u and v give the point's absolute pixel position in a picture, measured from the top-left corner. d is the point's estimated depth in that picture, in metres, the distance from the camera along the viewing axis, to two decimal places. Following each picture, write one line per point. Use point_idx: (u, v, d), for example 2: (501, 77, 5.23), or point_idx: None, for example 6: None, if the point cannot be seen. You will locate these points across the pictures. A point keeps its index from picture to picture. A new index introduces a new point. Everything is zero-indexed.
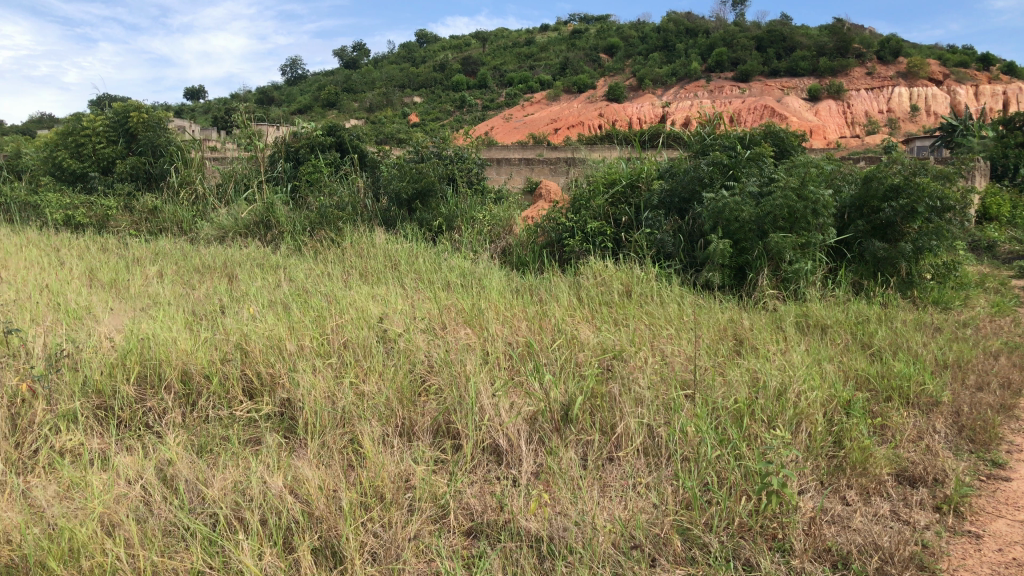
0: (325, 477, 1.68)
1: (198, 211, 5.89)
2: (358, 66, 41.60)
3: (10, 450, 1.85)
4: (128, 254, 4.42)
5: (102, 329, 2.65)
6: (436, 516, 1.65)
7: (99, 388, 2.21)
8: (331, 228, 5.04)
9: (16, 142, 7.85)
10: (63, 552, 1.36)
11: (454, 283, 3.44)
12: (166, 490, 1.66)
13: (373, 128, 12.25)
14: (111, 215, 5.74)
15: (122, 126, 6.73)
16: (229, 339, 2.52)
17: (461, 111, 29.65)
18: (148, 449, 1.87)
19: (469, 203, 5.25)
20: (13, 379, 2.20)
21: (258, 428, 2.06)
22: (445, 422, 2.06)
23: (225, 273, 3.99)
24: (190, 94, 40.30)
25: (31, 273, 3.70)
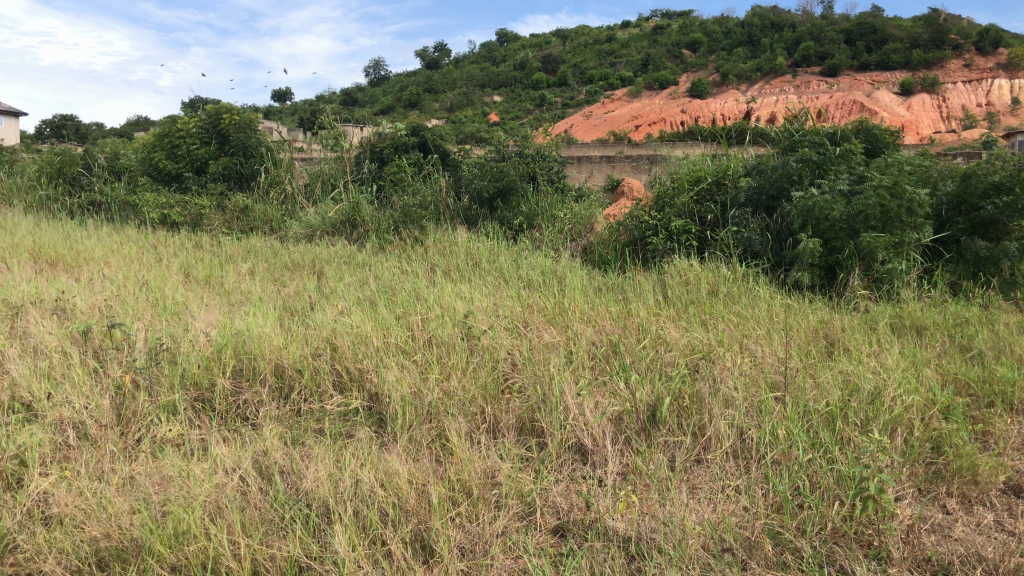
0: (415, 472, 1.71)
1: (286, 211, 6.06)
2: (440, 66, 42.06)
3: (117, 439, 1.93)
4: (222, 252, 4.57)
5: (199, 324, 2.76)
6: (523, 513, 1.65)
7: (197, 380, 2.29)
8: (414, 227, 5.11)
9: (116, 144, 8.24)
10: (170, 536, 1.42)
11: (537, 282, 3.45)
12: (262, 480, 1.71)
13: (456, 130, 12.32)
14: (205, 214, 5.93)
15: (214, 128, 7.00)
16: (319, 335, 2.58)
17: (541, 108, 29.68)
18: (244, 441, 1.93)
19: (551, 201, 5.26)
20: (117, 371, 2.30)
21: (348, 422, 2.10)
22: (529, 420, 2.06)
23: (313, 270, 4.09)
24: (276, 95, 41.44)
25: (131, 270, 3.86)
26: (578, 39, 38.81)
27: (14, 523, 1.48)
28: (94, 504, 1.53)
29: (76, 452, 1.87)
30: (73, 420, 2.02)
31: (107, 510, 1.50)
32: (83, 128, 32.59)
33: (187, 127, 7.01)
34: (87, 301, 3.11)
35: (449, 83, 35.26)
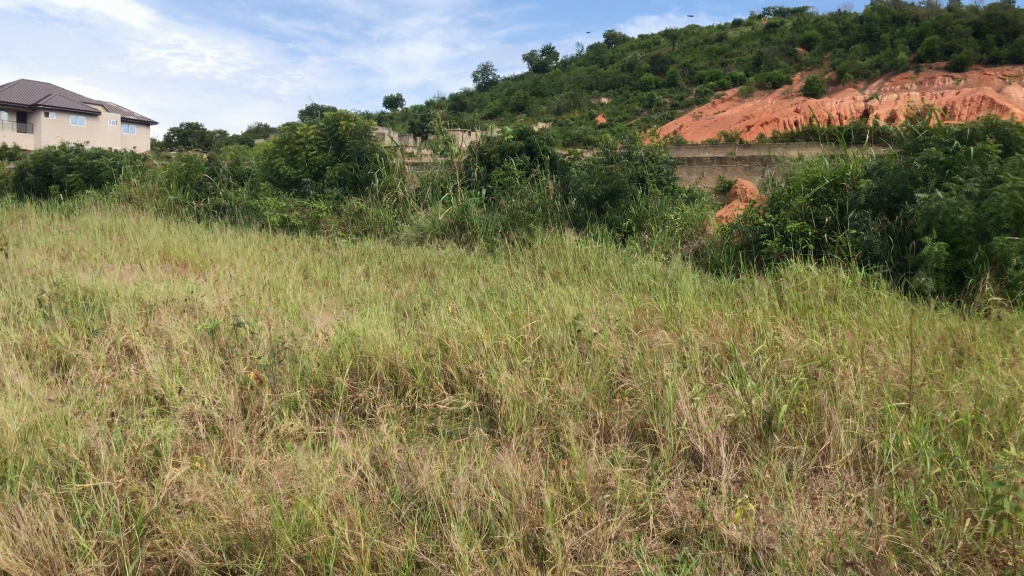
0: (528, 474, 1.72)
1: (398, 214, 6.21)
2: (546, 68, 42.22)
3: (243, 432, 2.02)
4: (338, 254, 4.72)
5: (318, 324, 2.86)
6: (636, 519, 1.64)
7: (316, 377, 2.37)
8: (523, 230, 5.14)
9: (240, 150, 8.61)
10: (296, 527, 1.47)
11: (647, 285, 3.42)
12: (380, 477, 1.76)
13: (566, 133, 12.33)
14: (322, 218, 6.15)
15: (331, 134, 7.24)
16: (432, 335, 2.63)
17: (649, 109, 29.39)
18: (361, 437, 1.99)
19: (660, 203, 5.20)
20: (243, 368, 2.41)
21: (459, 422, 2.13)
22: (642, 424, 2.05)
23: (424, 272, 4.17)
24: (388, 102, 42.57)
25: (254, 271, 4.03)
26: (687, 39, 38.16)
27: (152, 510, 1.57)
28: (223, 494, 1.60)
29: (205, 443, 1.96)
30: (203, 413, 2.11)
31: (235, 501, 1.56)
32: (208, 135, 34.23)
33: (305, 134, 7.25)
34: (213, 300, 3.27)
35: (557, 87, 35.34)
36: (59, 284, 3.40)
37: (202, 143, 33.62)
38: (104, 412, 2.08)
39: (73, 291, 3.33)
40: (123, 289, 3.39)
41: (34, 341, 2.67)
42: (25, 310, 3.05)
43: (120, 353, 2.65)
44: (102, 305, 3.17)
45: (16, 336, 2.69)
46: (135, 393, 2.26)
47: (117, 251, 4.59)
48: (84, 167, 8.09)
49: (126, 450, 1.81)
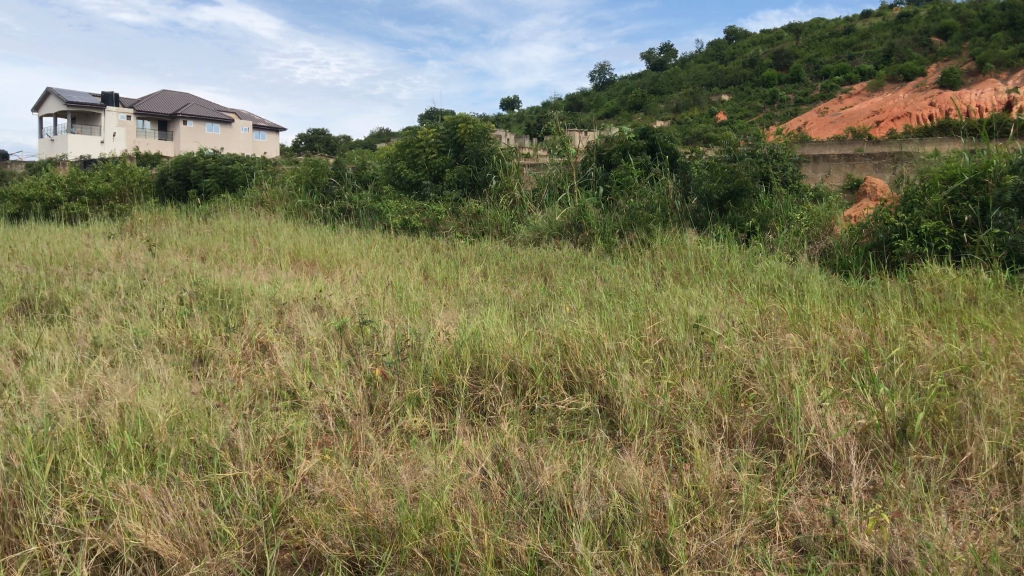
0: (650, 477, 1.70)
1: (516, 215, 6.26)
2: (664, 66, 41.64)
3: (368, 426, 2.08)
4: (457, 255, 4.80)
5: (440, 322, 2.91)
6: (761, 525, 1.60)
7: (438, 375, 2.42)
8: (641, 230, 5.09)
9: (364, 154, 8.87)
10: (423, 521, 1.50)
11: (771, 286, 3.34)
12: (501, 474, 1.78)
13: (685, 132, 12.07)
14: (441, 220, 6.27)
15: (451, 137, 7.39)
16: (551, 335, 2.64)
17: (771, 105, 28.58)
18: (483, 435, 2.02)
19: (785, 203, 5.05)
20: (370, 365, 2.50)
21: (578, 422, 2.13)
22: (766, 430, 2.00)
23: (541, 272, 4.20)
24: (505, 104, 43.01)
25: (378, 271, 4.15)
26: (812, 32, 36.87)
27: (286, 499, 1.64)
28: (352, 486, 1.65)
29: (334, 436, 2.03)
30: (331, 406, 2.19)
31: (364, 493, 1.61)
32: (332, 140, 35.45)
33: (427, 138, 7.45)
34: (340, 299, 3.38)
35: (675, 86, 34.82)
36: (199, 283, 3.60)
37: (327, 147, 34.84)
38: (241, 405, 2.18)
39: (211, 290, 3.51)
40: (258, 288, 3.55)
41: (178, 337, 2.83)
42: (168, 307, 3.23)
43: (254, 349, 2.78)
44: (238, 303, 3.34)
45: (161, 331, 2.86)
46: (269, 387, 2.36)
47: (250, 253, 4.81)
48: (219, 173, 8.50)
49: (262, 442, 1.90)
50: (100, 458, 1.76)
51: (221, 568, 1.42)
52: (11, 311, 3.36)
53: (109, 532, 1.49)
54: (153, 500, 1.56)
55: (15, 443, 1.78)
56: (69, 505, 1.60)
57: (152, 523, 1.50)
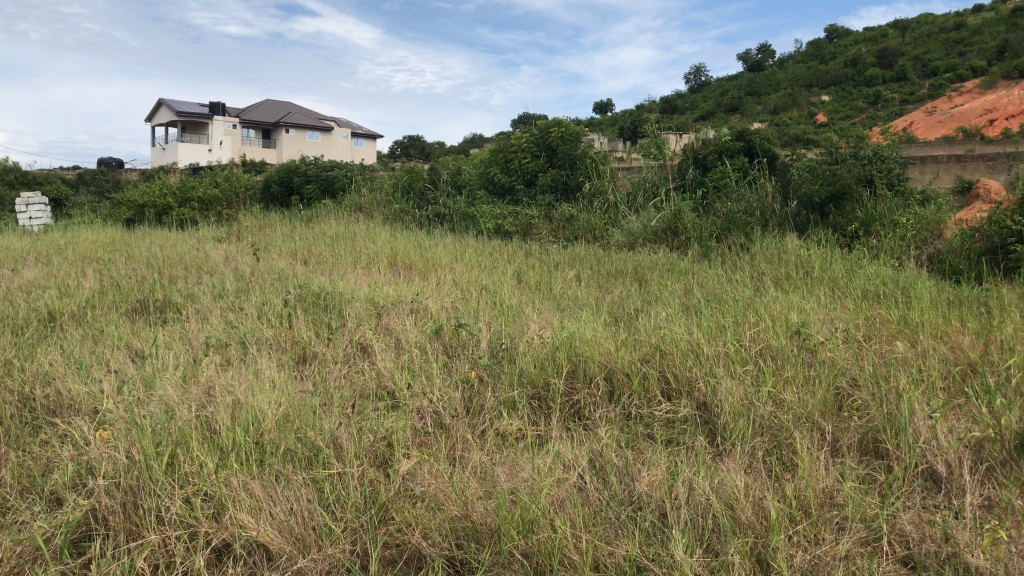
0: (752, 485, 1.67)
1: (610, 219, 6.23)
2: (762, 66, 40.68)
3: (464, 427, 2.11)
4: (550, 259, 4.81)
5: (535, 326, 2.93)
6: (868, 539, 1.55)
7: (534, 379, 2.43)
8: (739, 234, 5.00)
9: (458, 159, 8.99)
10: (521, 523, 1.51)
11: (875, 292, 3.23)
12: (598, 479, 1.78)
13: (787, 136, 11.76)
14: (534, 224, 6.29)
15: (544, 142, 7.42)
16: (648, 341, 2.63)
17: (875, 105, 27.60)
18: (579, 439, 2.02)
19: (890, 205, 4.88)
20: (467, 368, 2.53)
21: (676, 430, 2.11)
22: (873, 441, 1.93)
23: (636, 277, 4.17)
24: (598, 108, 42.80)
25: (473, 275, 4.20)
26: (920, 29, 35.46)
27: (388, 497, 1.68)
28: (452, 486, 1.68)
29: (432, 437, 2.06)
30: (429, 407, 2.23)
31: (463, 493, 1.64)
32: (426, 147, 36.00)
33: (520, 143, 7.50)
34: (436, 303, 3.43)
35: (773, 87, 34.04)
36: (302, 286, 3.71)
37: (421, 154, 35.40)
38: (343, 404, 2.24)
39: (314, 293, 3.62)
40: (358, 292, 3.64)
41: (283, 338, 2.93)
42: (274, 310, 3.35)
43: (355, 351, 2.85)
44: (338, 306, 3.43)
45: (267, 332, 2.97)
46: (370, 388, 2.42)
47: (351, 257, 4.94)
48: (320, 179, 8.73)
49: (364, 441, 1.95)
50: (214, 452, 1.84)
51: (326, 563, 1.46)
52: (129, 312, 3.53)
53: (222, 525, 1.56)
54: (263, 495, 1.62)
55: (135, 437, 1.88)
56: (185, 497, 1.67)
57: (262, 517, 1.56)
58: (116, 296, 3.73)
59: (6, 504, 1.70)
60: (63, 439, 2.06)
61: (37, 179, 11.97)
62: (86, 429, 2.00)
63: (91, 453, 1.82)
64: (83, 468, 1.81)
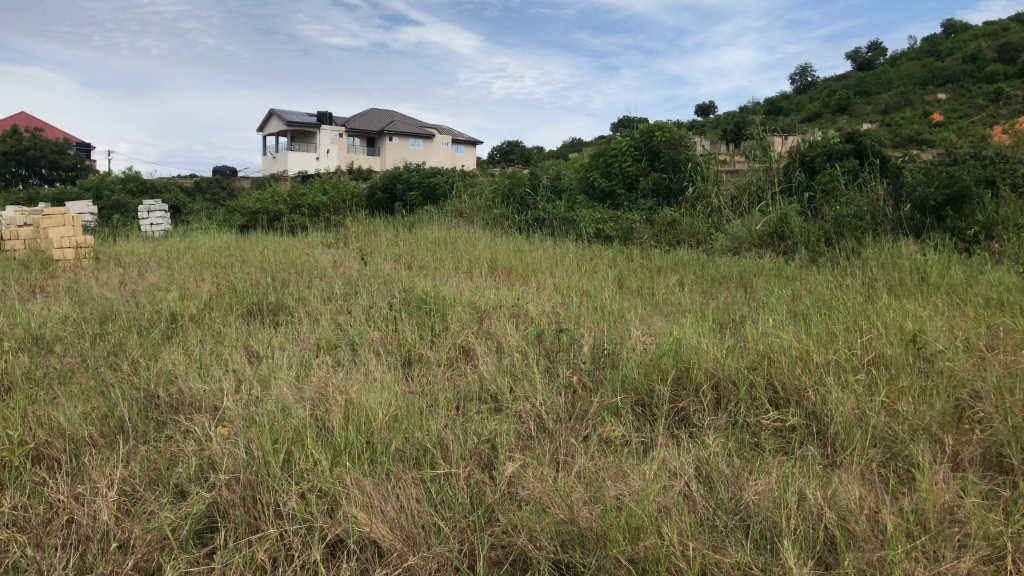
0: (866, 497, 1.62)
1: (713, 223, 6.14)
2: (873, 64, 39.21)
3: (566, 431, 2.11)
4: (652, 264, 4.78)
5: (637, 332, 2.91)
6: (992, 557, 1.48)
7: (637, 385, 2.42)
8: (849, 238, 4.85)
9: (558, 164, 8.99)
10: (628, 528, 1.51)
11: (998, 300, 3.08)
12: (705, 487, 1.75)
13: (901, 135, 11.28)
14: (636, 229, 6.26)
15: (645, 145, 7.33)
16: (755, 348, 2.58)
17: (997, 103, 26.22)
18: (685, 446, 2.00)
19: (1014, 208, 4.64)
20: (570, 373, 2.54)
21: (784, 439, 2.06)
22: (996, 455, 1.85)
23: (741, 283, 4.09)
24: (700, 109, 42.06)
25: (574, 280, 4.21)
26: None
27: (495, 499, 1.70)
28: (558, 490, 1.68)
29: (536, 440, 2.08)
30: (533, 411, 2.24)
31: (568, 498, 1.64)
32: (526, 152, 36.16)
33: (621, 146, 7.45)
34: (538, 307, 3.46)
35: (884, 85, 32.78)
36: (407, 290, 3.79)
37: (522, 159, 35.59)
38: (449, 406, 2.28)
39: (419, 297, 3.69)
40: (461, 296, 3.70)
41: (390, 340, 3.01)
42: (380, 313, 3.43)
43: (458, 353, 2.90)
44: (442, 310, 3.49)
45: (375, 335, 3.05)
46: (474, 391, 2.46)
47: (453, 262, 5.01)
48: (422, 185, 8.85)
49: (469, 443, 1.98)
50: (327, 450, 1.91)
51: (435, 561, 1.49)
52: (244, 314, 3.69)
53: (336, 521, 1.61)
54: (373, 493, 1.67)
55: (254, 433, 1.96)
56: (300, 493, 1.74)
57: (374, 514, 1.60)
58: (233, 299, 3.90)
59: (136, 495, 1.80)
60: (186, 433, 2.16)
61: (158, 186, 12.58)
62: (208, 426, 2.10)
63: (213, 449, 1.91)
64: (205, 462, 1.90)
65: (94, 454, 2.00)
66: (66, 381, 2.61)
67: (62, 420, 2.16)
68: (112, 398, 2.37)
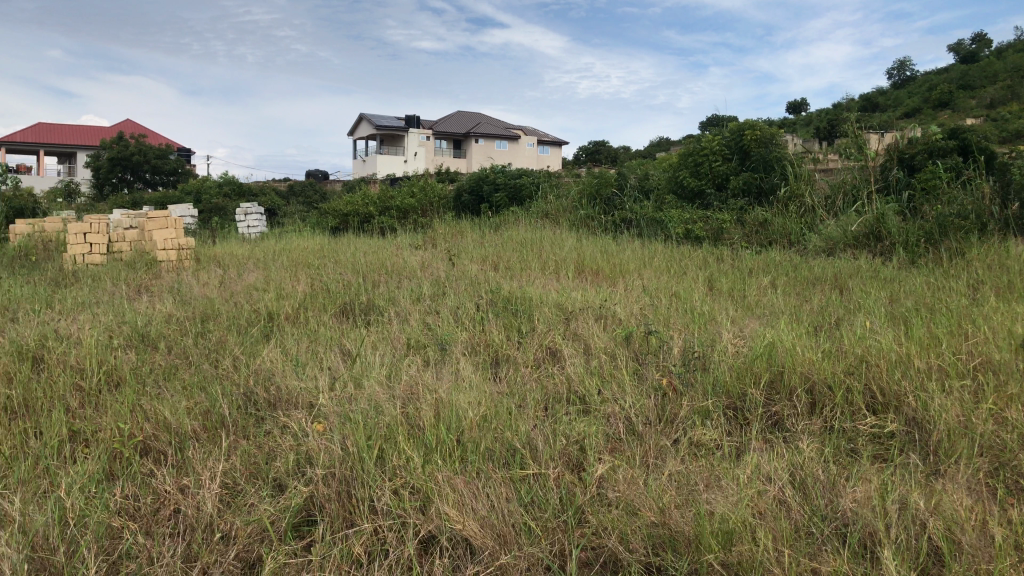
0: (973, 507, 1.56)
1: (806, 223, 6.00)
2: (977, 56, 37.52)
3: (655, 434, 2.09)
4: (743, 265, 4.70)
5: (728, 334, 2.87)
6: None
7: (728, 389, 2.38)
8: (951, 239, 4.67)
9: (646, 164, 8.90)
10: (721, 532, 1.49)
11: None
12: (800, 492, 1.72)
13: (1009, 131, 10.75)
14: (725, 229, 6.17)
15: (736, 144, 7.17)
16: (852, 352, 2.51)
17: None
18: (779, 451, 1.96)
19: None
20: (659, 375, 2.52)
21: (883, 446, 2.00)
22: None
23: (836, 285, 3.98)
24: (792, 107, 41.03)
25: (663, 281, 4.17)
26: None
27: (585, 499, 1.70)
28: (648, 493, 1.67)
29: (625, 442, 2.07)
30: (622, 413, 2.24)
31: (659, 501, 1.63)
32: (612, 152, 35.95)
33: (711, 145, 7.33)
34: (625, 309, 3.44)
35: (990, 78, 31.35)
36: (495, 291, 3.82)
37: (608, 160, 35.38)
38: (537, 407, 2.30)
39: (507, 297, 3.72)
40: (549, 297, 3.70)
41: (479, 340, 3.05)
42: (468, 314, 3.46)
43: (546, 354, 2.91)
44: (530, 310, 3.51)
45: (464, 335, 3.08)
46: (562, 391, 2.46)
47: (540, 263, 5.03)
48: (508, 187, 8.89)
49: (558, 444, 1.99)
50: (419, 447, 1.94)
51: (526, 560, 1.50)
52: (337, 313, 3.79)
53: (429, 518, 1.64)
54: (464, 490, 1.70)
55: (349, 430, 2.01)
56: (394, 490, 1.77)
57: (465, 512, 1.62)
58: (326, 299, 4.01)
59: (237, 488, 1.87)
60: (283, 428, 2.23)
61: (254, 190, 12.99)
62: (304, 422, 2.16)
63: (310, 445, 1.97)
64: (303, 458, 1.96)
65: (197, 448, 2.08)
66: (170, 377, 2.73)
67: (168, 414, 2.26)
68: (214, 394, 2.46)
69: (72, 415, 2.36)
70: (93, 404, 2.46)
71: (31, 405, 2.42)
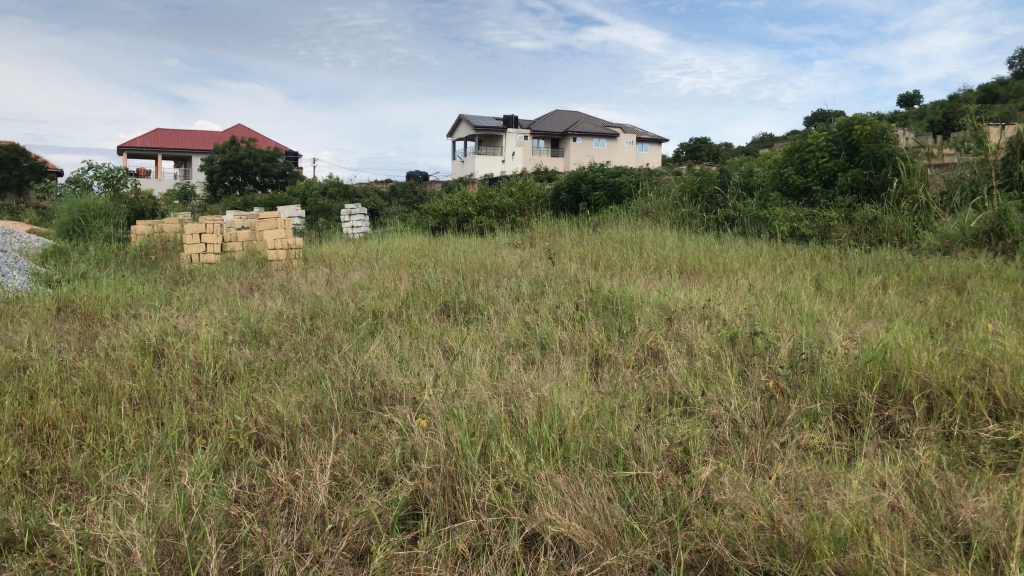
0: None
1: (920, 220, 5.76)
2: None
3: (761, 436, 2.04)
4: (852, 264, 4.54)
5: (838, 335, 2.78)
6: None
7: (838, 391, 2.31)
8: None
9: (749, 160, 8.68)
10: (833, 538, 1.45)
11: None
12: (916, 500, 1.65)
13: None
14: (833, 227, 5.99)
15: (844, 139, 6.90)
16: (974, 357, 2.39)
17: None
18: (893, 457, 1.89)
19: None
20: (765, 376, 2.46)
21: (1007, 455, 1.90)
22: None
23: (953, 285, 3.80)
24: (904, 100, 39.38)
25: (767, 280, 4.07)
26: None
27: (690, 502, 1.68)
28: (755, 496, 1.64)
29: (730, 445, 2.03)
30: (727, 414, 2.19)
31: (767, 505, 1.60)
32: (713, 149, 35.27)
33: (817, 141, 7.09)
34: (729, 309, 3.38)
35: None
36: (594, 290, 3.81)
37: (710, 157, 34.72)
38: (640, 407, 2.28)
39: (607, 296, 3.70)
40: (650, 296, 3.67)
41: (580, 339, 3.04)
42: (568, 313, 3.46)
43: (647, 354, 2.88)
44: (631, 310, 3.48)
45: (565, 334, 3.09)
46: (664, 392, 2.44)
47: (640, 262, 4.98)
48: (607, 185, 8.84)
49: (662, 445, 1.96)
50: (522, 446, 1.95)
51: (630, 561, 1.50)
52: (439, 311, 3.85)
53: (533, 515, 1.65)
54: (566, 489, 1.70)
55: (453, 426, 2.04)
56: (498, 486, 1.79)
57: (568, 511, 1.63)
58: (428, 297, 4.07)
59: (346, 480, 1.92)
60: (389, 423, 2.28)
61: (357, 192, 13.30)
62: (409, 417, 2.21)
63: (415, 440, 2.01)
64: (408, 453, 2.00)
65: (307, 441, 2.15)
66: (281, 371, 2.83)
67: (280, 408, 2.34)
68: (322, 389, 2.54)
69: (191, 406, 2.47)
70: (210, 396, 2.57)
71: (153, 396, 2.55)
